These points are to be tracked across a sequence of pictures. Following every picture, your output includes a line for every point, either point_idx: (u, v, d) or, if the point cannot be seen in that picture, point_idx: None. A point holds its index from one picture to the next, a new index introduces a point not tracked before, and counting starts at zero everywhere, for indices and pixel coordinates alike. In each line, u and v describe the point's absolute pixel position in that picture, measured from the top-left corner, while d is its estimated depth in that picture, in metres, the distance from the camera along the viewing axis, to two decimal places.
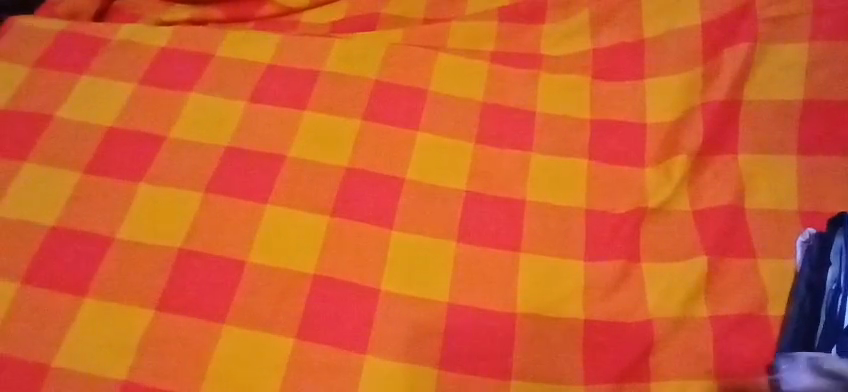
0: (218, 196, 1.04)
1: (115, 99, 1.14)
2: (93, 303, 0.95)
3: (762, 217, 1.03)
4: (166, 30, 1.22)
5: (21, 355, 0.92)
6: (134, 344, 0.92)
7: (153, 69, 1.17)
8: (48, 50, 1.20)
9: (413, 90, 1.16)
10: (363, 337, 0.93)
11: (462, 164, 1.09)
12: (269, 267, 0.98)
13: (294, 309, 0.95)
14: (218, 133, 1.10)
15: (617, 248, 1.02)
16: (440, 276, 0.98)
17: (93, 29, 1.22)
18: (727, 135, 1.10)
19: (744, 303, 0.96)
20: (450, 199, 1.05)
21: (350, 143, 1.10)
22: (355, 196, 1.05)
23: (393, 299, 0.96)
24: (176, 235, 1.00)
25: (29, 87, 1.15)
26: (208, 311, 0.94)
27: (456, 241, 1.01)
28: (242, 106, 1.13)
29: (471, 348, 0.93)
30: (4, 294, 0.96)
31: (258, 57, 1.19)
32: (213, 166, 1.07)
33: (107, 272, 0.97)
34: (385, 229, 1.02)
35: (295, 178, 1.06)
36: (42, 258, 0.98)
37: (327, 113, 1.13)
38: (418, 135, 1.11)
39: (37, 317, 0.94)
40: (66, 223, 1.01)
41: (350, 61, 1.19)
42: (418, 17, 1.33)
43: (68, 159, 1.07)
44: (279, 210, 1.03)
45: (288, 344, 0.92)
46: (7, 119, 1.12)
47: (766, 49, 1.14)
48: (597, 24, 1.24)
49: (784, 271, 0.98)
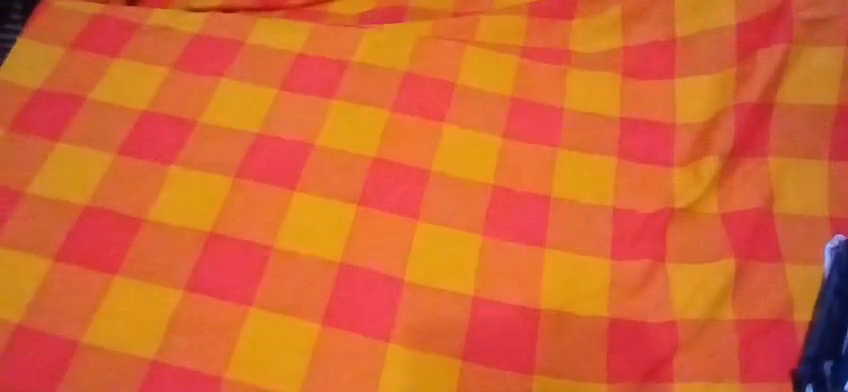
0: (247, 181, 1.05)
1: (148, 83, 1.16)
2: (123, 282, 0.97)
3: (791, 221, 1.02)
4: (199, 17, 1.24)
5: (53, 331, 0.93)
6: (163, 325, 0.94)
7: (185, 55, 1.19)
8: (82, 33, 1.22)
9: (441, 82, 1.16)
10: (388, 327, 0.94)
11: (489, 158, 1.09)
12: (296, 253, 0.99)
13: (320, 296, 0.96)
14: (248, 120, 1.11)
15: (644, 248, 1.01)
16: (465, 269, 0.99)
17: (127, 13, 1.24)
18: (758, 137, 1.08)
19: (771, 308, 0.95)
20: (476, 193, 1.05)
21: (378, 134, 1.10)
22: (382, 186, 1.05)
23: (418, 290, 0.97)
24: (205, 218, 1.02)
25: (63, 68, 1.17)
26: (236, 295, 0.96)
27: (482, 235, 1.02)
28: (272, 94, 1.14)
29: (495, 342, 0.94)
30: (37, 270, 0.98)
31: (288, 46, 1.20)
32: (243, 152, 1.08)
33: (137, 253, 0.99)
34: (412, 221, 1.02)
35: (323, 166, 1.07)
36: (74, 237, 1.00)
37: (356, 103, 1.13)
38: (445, 128, 1.11)
39: (68, 294, 0.96)
40: (98, 203, 1.03)
41: (379, 52, 1.20)
42: (447, 10, 1.33)
43: (102, 141, 1.09)
44: (306, 198, 1.04)
45: (314, 330, 0.94)
46: (42, 99, 1.14)
47: (801, 51, 1.12)
48: (628, 22, 1.23)
49: (812, 277, 0.97)
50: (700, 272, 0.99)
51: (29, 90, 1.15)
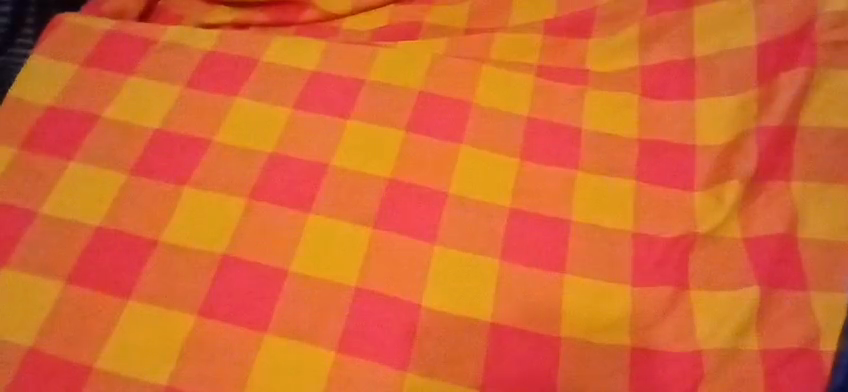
0: (262, 203, 1.04)
1: (162, 101, 1.14)
2: (136, 307, 0.95)
3: (817, 247, 0.99)
4: (213, 34, 1.22)
5: (64, 355, 0.92)
6: (177, 350, 0.92)
7: (199, 72, 1.18)
8: (96, 50, 1.21)
9: (458, 102, 1.15)
10: (405, 354, 0.92)
11: (507, 180, 1.07)
12: (311, 277, 0.98)
13: (336, 322, 0.94)
14: (263, 139, 1.10)
15: (666, 273, 1.00)
16: (484, 294, 0.97)
17: (140, 29, 1.23)
18: (781, 160, 1.06)
19: (797, 337, 0.92)
20: (494, 216, 1.04)
21: (394, 154, 1.09)
22: (399, 208, 1.04)
23: (436, 316, 0.95)
24: (220, 241, 1.00)
25: (76, 86, 1.16)
26: (250, 320, 0.94)
27: (500, 260, 1.00)
28: (287, 112, 1.13)
29: (513, 371, 0.92)
30: (49, 293, 0.96)
31: (303, 64, 1.19)
32: (258, 173, 1.07)
33: (150, 275, 0.97)
34: (429, 244, 1.00)
35: (338, 188, 1.05)
36: (87, 258, 0.99)
37: (372, 123, 1.12)
38: (462, 149, 1.10)
39: (80, 317, 0.94)
40: (111, 224, 1.02)
41: (393, 70, 1.18)
42: (460, 27, 1.31)
43: (115, 160, 1.08)
44: (321, 220, 1.02)
45: (330, 357, 0.92)
46: (54, 117, 1.13)
47: (824, 74, 1.10)
48: (647, 41, 1.21)
49: (838, 306, 0.94)
50: (723, 299, 0.97)
51: (41, 108, 1.14)
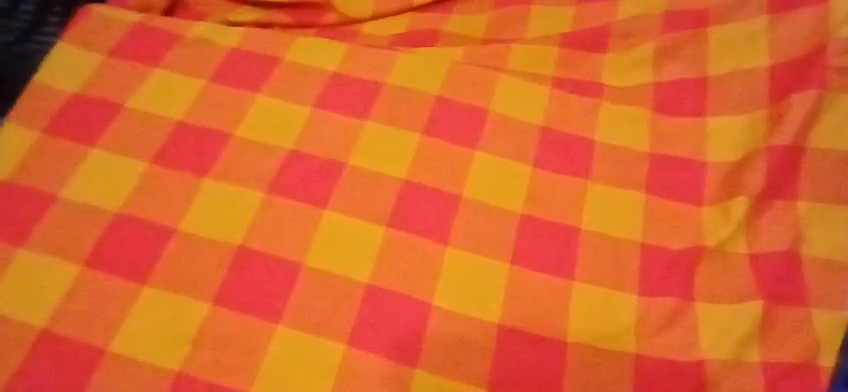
0: (279, 197, 1.06)
1: (185, 94, 1.17)
2: (152, 293, 0.97)
3: (822, 266, 1.01)
4: (237, 31, 1.25)
5: (79, 337, 0.93)
6: (190, 336, 0.94)
7: (222, 68, 1.20)
8: (122, 41, 1.23)
9: (473, 108, 1.17)
10: (413, 351, 0.94)
11: (519, 186, 1.10)
12: (324, 272, 0.99)
13: (347, 317, 0.96)
14: (282, 135, 1.13)
15: (673, 284, 1.02)
16: (493, 296, 0.98)
17: (166, 23, 1.26)
18: (789, 180, 1.08)
19: (799, 353, 0.94)
20: (506, 221, 1.06)
21: (409, 156, 1.11)
22: (413, 209, 1.06)
23: (445, 316, 0.97)
24: (236, 232, 1.02)
25: (101, 75, 1.19)
26: (262, 311, 0.96)
27: (510, 264, 1.02)
28: (307, 111, 1.16)
29: (519, 373, 0.93)
30: (67, 275, 0.98)
31: (324, 64, 1.21)
32: (276, 167, 1.09)
33: (167, 263, 0.99)
34: (441, 245, 1.02)
35: (354, 186, 1.07)
36: (105, 243, 1.01)
37: (389, 125, 1.14)
38: (477, 154, 1.12)
39: (96, 300, 0.96)
40: (130, 211, 1.04)
41: (412, 74, 1.21)
42: (478, 37, 1.34)
43: (137, 149, 1.10)
44: (336, 217, 1.04)
45: (339, 350, 0.94)
46: (79, 104, 1.15)
47: (833, 98, 1.13)
48: (660, 58, 1.24)
49: (840, 325, 0.96)
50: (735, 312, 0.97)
51: (66, 94, 1.16)
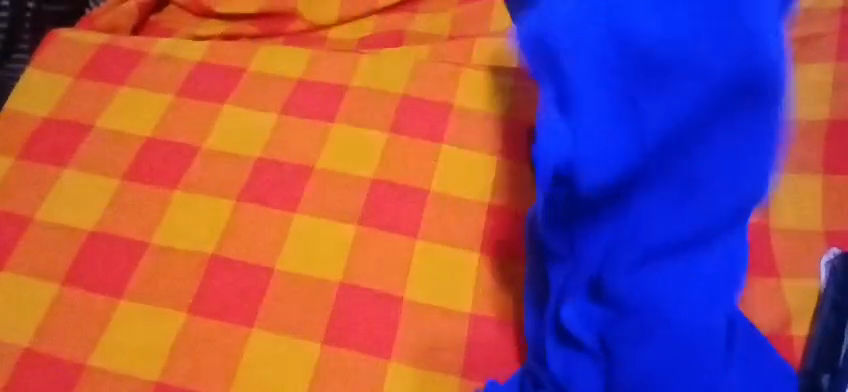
0: (250, 205, 1.08)
1: (153, 110, 1.19)
2: (127, 306, 0.99)
3: (787, 237, 1.04)
4: (202, 46, 1.27)
5: (58, 355, 0.95)
6: (168, 345, 0.96)
7: (189, 83, 1.22)
8: (89, 63, 1.25)
9: (438, 104, 1.19)
10: (383, 343, 0.97)
11: (486, 176, 1.12)
12: (296, 273, 1.02)
13: (320, 313, 0.99)
14: (249, 143, 1.15)
15: None
16: (461, 286, 1.02)
17: (132, 42, 1.28)
18: None
19: (772, 322, 0.98)
20: (471, 210, 1.08)
21: (375, 156, 1.14)
22: (381, 208, 1.08)
23: (416, 308, 1.00)
24: (207, 243, 1.04)
25: (70, 97, 1.20)
26: (236, 316, 0.98)
27: (478, 254, 1.04)
28: (274, 119, 1.18)
29: (489, 356, 0.96)
30: (44, 295, 1.00)
31: (288, 71, 1.23)
32: (246, 176, 1.11)
33: (142, 277, 1.01)
34: (410, 239, 1.05)
35: (322, 188, 1.10)
36: (81, 261, 1.03)
37: (357, 127, 1.17)
38: (441, 148, 1.15)
39: (75, 317, 0.98)
40: (105, 228, 1.06)
41: (377, 75, 1.23)
42: (444, 34, 1.34)
43: (108, 167, 1.12)
44: (307, 220, 1.07)
45: (314, 348, 0.96)
46: (49, 128, 1.17)
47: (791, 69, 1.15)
48: None
49: (811, 291, 0.99)
50: None
51: (37, 118, 1.18)
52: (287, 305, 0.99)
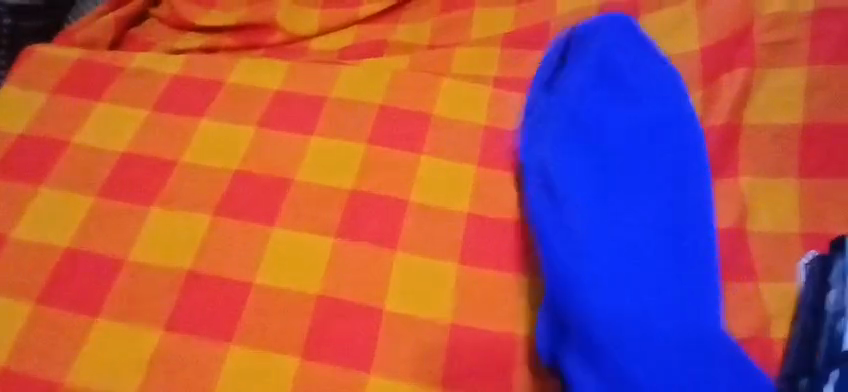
0: (228, 219, 1.07)
1: (129, 125, 1.18)
2: (103, 324, 0.98)
3: (763, 241, 1.05)
4: (179, 59, 1.27)
5: (33, 375, 0.94)
6: (145, 362, 0.95)
7: (166, 97, 1.21)
8: (65, 78, 1.24)
9: (417, 113, 1.19)
10: (363, 356, 0.96)
11: (465, 185, 1.12)
12: (275, 287, 1.01)
13: (299, 328, 0.98)
14: (228, 157, 1.14)
15: None
16: (441, 297, 1.01)
17: (109, 57, 1.27)
18: (728, 159, 1.12)
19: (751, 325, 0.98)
20: (451, 220, 1.08)
21: (354, 167, 1.13)
22: (360, 219, 1.08)
23: (397, 320, 0.99)
24: (185, 258, 1.04)
25: (46, 113, 1.19)
26: (214, 332, 0.97)
27: (460, 264, 1.04)
28: (252, 132, 1.17)
29: (470, 367, 0.96)
30: (18, 315, 0.99)
31: (267, 84, 1.23)
32: (224, 190, 1.11)
33: (118, 294, 1.00)
34: (389, 250, 1.05)
35: (301, 201, 1.10)
36: (56, 280, 1.01)
37: (337, 139, 1.17)
38: (421, 158, 1.15)
39: (50, 337, 0.97)
40: (81, 246, 1.05)
41: (356, 86, 1.23)
42: (423, 43, 1.34)
43: (84, 183, 1.11)
44: (285, 234, 1.06)
45: (293, 363, 0.95)
46: (24, 145, 1.16)
47: (765, 74, 1.17)
48: None
49: (790, 294, 1.00)
50: None
51: (11, 135, 1.17)
52: (266, 319, 0.99)
